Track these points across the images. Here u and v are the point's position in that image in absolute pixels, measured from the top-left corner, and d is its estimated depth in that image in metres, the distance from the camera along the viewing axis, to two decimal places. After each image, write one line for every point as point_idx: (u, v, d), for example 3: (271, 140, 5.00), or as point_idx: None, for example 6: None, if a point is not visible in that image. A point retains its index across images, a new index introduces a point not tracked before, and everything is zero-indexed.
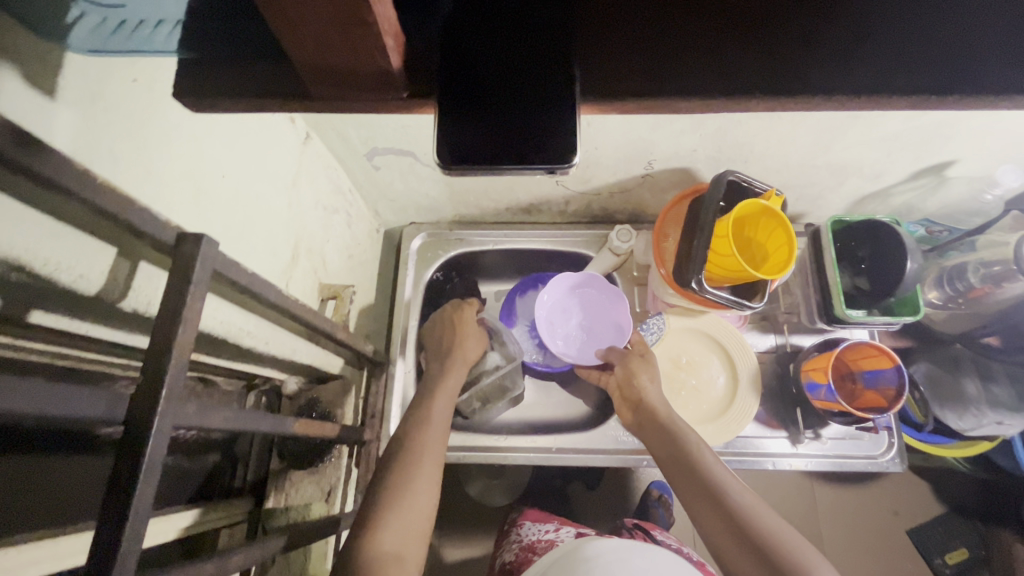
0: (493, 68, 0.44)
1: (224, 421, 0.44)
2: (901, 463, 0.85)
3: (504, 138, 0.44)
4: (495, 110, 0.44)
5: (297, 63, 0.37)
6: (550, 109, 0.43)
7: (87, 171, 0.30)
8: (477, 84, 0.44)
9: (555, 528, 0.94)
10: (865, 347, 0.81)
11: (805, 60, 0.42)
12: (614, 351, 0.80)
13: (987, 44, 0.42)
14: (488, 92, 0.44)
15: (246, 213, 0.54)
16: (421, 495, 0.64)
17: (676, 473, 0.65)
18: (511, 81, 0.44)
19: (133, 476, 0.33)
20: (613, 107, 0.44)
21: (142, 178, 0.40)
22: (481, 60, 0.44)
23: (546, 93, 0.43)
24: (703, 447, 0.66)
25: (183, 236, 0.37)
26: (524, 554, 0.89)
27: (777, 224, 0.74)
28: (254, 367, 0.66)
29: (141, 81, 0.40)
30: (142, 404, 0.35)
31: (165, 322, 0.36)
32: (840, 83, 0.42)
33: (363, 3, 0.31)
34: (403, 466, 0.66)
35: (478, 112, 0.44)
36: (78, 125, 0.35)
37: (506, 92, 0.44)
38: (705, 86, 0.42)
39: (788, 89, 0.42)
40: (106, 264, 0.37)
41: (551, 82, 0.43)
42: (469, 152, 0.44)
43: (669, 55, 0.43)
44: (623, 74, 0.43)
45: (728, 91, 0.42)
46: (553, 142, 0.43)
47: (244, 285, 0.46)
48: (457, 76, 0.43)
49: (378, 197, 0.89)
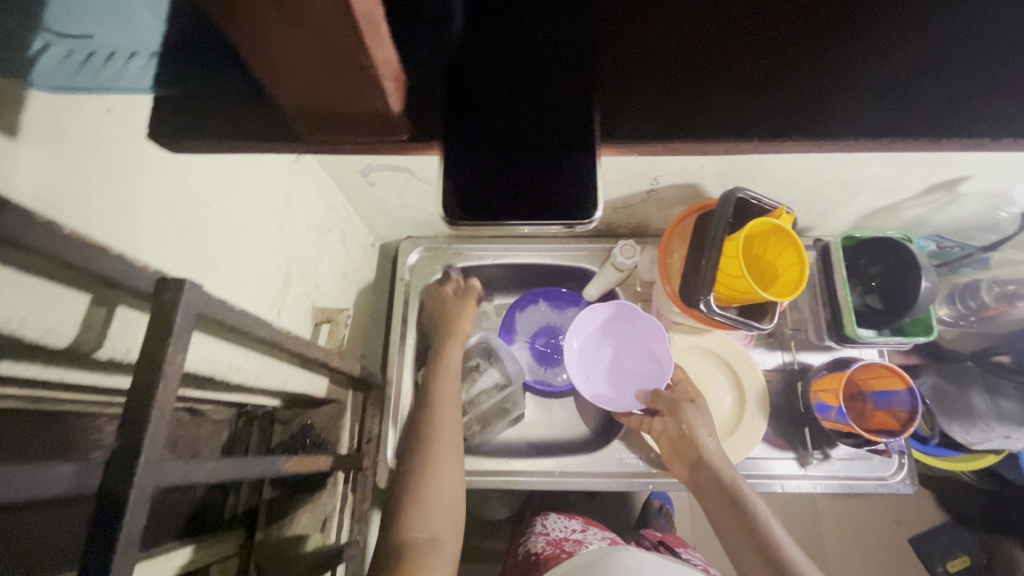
0: (504, 110, 0.45)
1: (210, 471, 0.41)
2: (912, 484, 0.83)
3: (521, 181, 0.44)
4: (510, 152, 0.44)
5: (280, 100, 0.35)
6: (566, 154, 0.43)
7: (50, 223, 0.27)
8: (493, 129, 0.44)
9: (581, 528, 0.95)
10: (878, 368, 0.78)
11: (815, 98, 0.43)
12: (661, 399, 0.76)
13: (970, 88, 0.43)
14: (496, 140, 0.44)
15: (235, 244, 0.51)
16: (444, 488, 0.66)
17: (742, 544, 0.65)
18: (523, 122, 0.44)
19: (104, 557, 0.30)
20: (625, 149, 0.45)
21: (121, 217, 0.37)
22: (499, 107, 0.45)
23: (565, 136, 0.44)
24: (771, 519, 0.65)
25: (163, 283, 0.34)
26: (551, 548, 0.87)
27: (787, 243, 0.71)
28: (245, 395, 0.63)
29: (117, 111, 0.38)
30: (118, 471, 0.31)
31: (143, 380, 0.33)
32: (852, 120, 0.43)
33: (353, 49, 0.30)
34: (423, 466, 0.68)
35: (495, 155, 0.44)
36: (46, 165, 0.32)
37: (522, 135, 0.44)
38: (722, 126, 0.43)
39: (802, 124, 0.43)
40: (77, 314, 0.34)
41: (567, 124, 0.44)
42: (477, 205, 0.44)
43: (675, 95, 0.44)
44: (638, 116, 0.44)
45: (742, 128, 0.43)
46: (570, 186, 0.43)
47: (233, 325, 0.42)
48: (470, 120, 0.44)
49: (373, 214, 0.86)
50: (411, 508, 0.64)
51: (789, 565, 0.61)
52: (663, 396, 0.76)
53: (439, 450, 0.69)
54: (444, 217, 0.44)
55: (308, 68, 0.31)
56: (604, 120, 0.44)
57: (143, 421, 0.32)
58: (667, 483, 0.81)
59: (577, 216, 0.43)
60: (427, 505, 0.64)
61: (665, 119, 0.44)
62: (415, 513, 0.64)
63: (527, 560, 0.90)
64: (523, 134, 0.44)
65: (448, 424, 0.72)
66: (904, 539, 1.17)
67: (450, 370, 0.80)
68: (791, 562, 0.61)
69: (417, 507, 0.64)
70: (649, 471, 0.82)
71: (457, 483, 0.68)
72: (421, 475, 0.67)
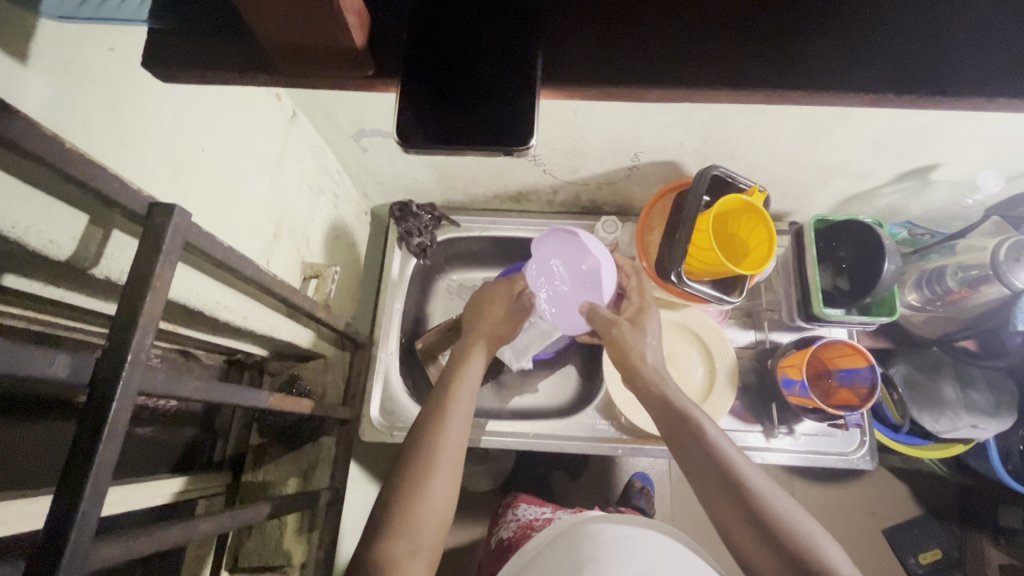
0: (451, 14, 0.35)
1: (193, 391, 0.45)
2: (872, 461, 0.86)
3: (465, 110, 0.35)
4: (450, 77, 0.35)
5: (261, 39, 0.32)
6: (513, 87, 0.34)
7: (54, 136, 0.30)
8: (417, 65, 0.35)
9: (552, 509, 0.97)
10: (842, 346, 0.82)
11: (857, 22, 0.35)
12: (598, 316, 0.78)
13: None
14: (422, 78, 0.35)
15: (224, 188, 0.55)
16: (438, 506, 0.60)
17: (680, 445, 0.65)
18: (473, 35, 0.35)
19: (93, 441, 0.34)
20: (591, 93, 0.37)
21: (116, 147, 0.41)
22: (420, 37, 0.35)
23: (503, 69, 0.35)
24: (707, 420, 0.65)
25: (154, 207, 0.38)
26: (523, 531, 0.92)
27: (757, 221, 0.74)
28: (233, 340, 0.66)
29: (118, 51, 0.41)
30: (108, 368, 0.35)
31: (134, 293, 0.37)
32: (899, 46, 0.34)
33: None
34: (417, 476, 0.60)
35: (441, 78, 0.35)
36: (51, 92, 0.36)
37: (466, 52, 0.35)
38: (721, 72, 0.35)
39: (827, 53, 0.35)
40: (77, 231, 0.38)
41: (516, 45, 0.35)
42: (445, 129, 0.35)
43: (644, 29, 0.35)
44: (589, 48, 0.36)
45: (759, 58, 0.35)
46: (511, 115, 0.34)
47: (220, 259, 0.46)
48: (417, 22, 0.35)
49: (366, 178, 0.89)
50: (398, 519, 0.58)
51: (723, 461, 0.61)
52: (599, 314, 0.78)
53: (435, 478, 0.61)
54: (398, 139, 0.35)
55: (283, 11, 0.29)
56: (563, 44, 0.36)
57: (131, 326, 0.36)
58: (635, 449, 0.84)
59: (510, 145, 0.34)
60: (412, 523, 0.58)
61: (625, 57, 0.36)
62: (404, 525, 0.58)
63: (498, 547, 0.96)
64: (464, 77, 0.35)
65: (454, 448, 0.64)
66: (881, 530, 1.19)
67: (470, 384, 0.71)
68: (726, 459, 0.62)
69: (404, 520, 0.57)
70: (618, 437, 0.86)
71: (449, 499, 0.62)
72: (413, 486, 0.60)
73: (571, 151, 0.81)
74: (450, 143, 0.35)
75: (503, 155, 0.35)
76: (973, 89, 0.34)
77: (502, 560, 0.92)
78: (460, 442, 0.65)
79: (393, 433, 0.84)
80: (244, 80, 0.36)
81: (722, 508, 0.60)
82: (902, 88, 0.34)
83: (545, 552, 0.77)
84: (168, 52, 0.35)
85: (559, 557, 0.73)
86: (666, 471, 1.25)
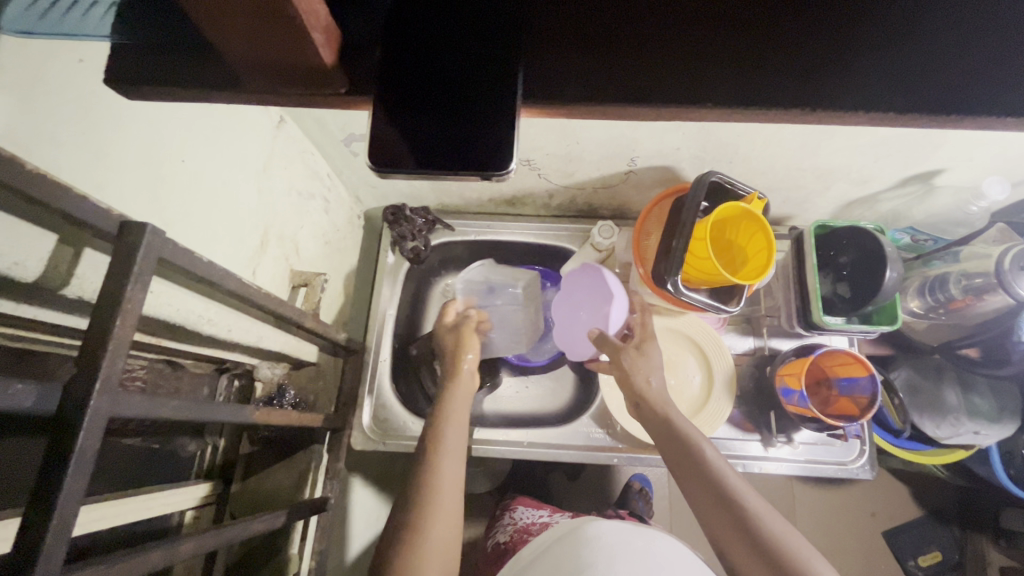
0: (430, 33, 0.34)
1: (173, 409, 0.43)
2: (871, 470, 0.85)
3: (447, 125, 0.33)
4: (431, 94, 0.33)
5: (229, 58, 0.31)
6: (493, 103, 0.33)
7: (12, 158, 0.29)
8: (393, 82, 0.33)
9: (549, 513, 0.96)
10: (843, 356, 0.80)
11: (870, 36, 0.33)
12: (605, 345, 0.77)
13: None
14: (398, 95, 0.33)
15: (208, 198, 0.53)
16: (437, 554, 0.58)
17: (680, 468, 0.65)
18: (449, 48, 0.34)
19: (61, 469, 0.33)
20: (577, 110, 0.36)
21: (88, 163, 0.40)
22: (393, 53, 0.33)
23: (483, 85, 0.33)
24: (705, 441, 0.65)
25: (126, 226, 0.36)
26: (518, 536, 0.91)
27: (757, 227, 0.72)
28: (219, 351, 0.65)
29: (89, 63, 0.40)
30: (76, 393, 0.34)
31: (103, 316, 0.35)
32: (907, 62, 0.33)
33: None
34: (415, 523, 0.60)
35: (419, 94, 0.34)
36: (13, 109, 0.34)
37: (446, 68, 0.33)
38: (723, 92, 0.33)
39: (830, 69, 0.33)
40: (45, 252, 0.37)
41: (493, 58, 0.33)
42: (431, 146, 0.34)
43: (633, 45, 0.34)
44: (575, 58, 0.34)
45: (763, 73, 0.33)
46: (494, 136, 0.33)
47: (199, 273, 0.44)
48: (395, 44, 0.33)
49: (359, 183, 0.88)
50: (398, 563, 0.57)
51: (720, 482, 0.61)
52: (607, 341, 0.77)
53: (440, 509, 0.61)
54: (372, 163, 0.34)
55: (240, 24, 0.28)
56: (546, 55, 0.35)
57: (100, 350, 0.35)
58: (631, 459, 0.83)
59: (489, 170, 0.33)
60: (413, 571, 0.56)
61: (613, 70, 0.34)
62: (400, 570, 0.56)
63: (495, 551, 0.94)
64: (446, 94, 0.33)
65: (450, 479, 0.64)
66: (882, 533, 1.17)
67: (461, 418, 0.71)
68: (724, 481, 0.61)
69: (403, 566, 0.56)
70: (614, 445, 0.84)
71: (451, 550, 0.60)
72: (413, 531, 0.59)
73: (567, 155, 0.79)
74: (433, 165, 0.33)
75: (482, 179, 0.34)
76: (980, 109, 0.32)
77: (500, 563, 0.91)
78: (457, 495, 0.64)
79: (386, 442, 0.85)
80: (213, 96, 0.35)
81: (725, 533, 0.60)
82: (919, 107, 0.33)
83: (543, 556, 0.76)
84: (143, 68, 0.34)
85: (558, 557, 0.73)
86: (664, 473, 1.24)
